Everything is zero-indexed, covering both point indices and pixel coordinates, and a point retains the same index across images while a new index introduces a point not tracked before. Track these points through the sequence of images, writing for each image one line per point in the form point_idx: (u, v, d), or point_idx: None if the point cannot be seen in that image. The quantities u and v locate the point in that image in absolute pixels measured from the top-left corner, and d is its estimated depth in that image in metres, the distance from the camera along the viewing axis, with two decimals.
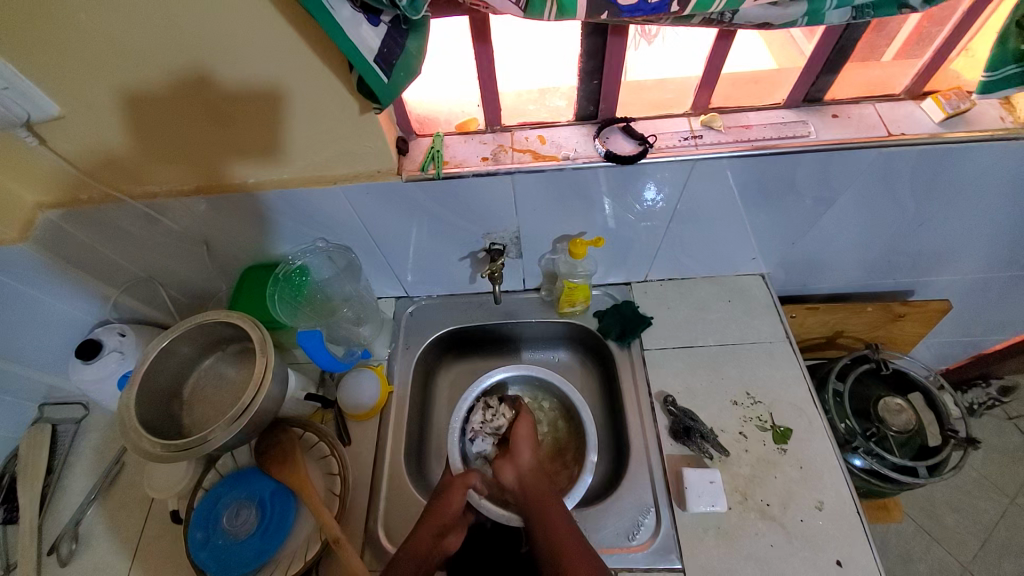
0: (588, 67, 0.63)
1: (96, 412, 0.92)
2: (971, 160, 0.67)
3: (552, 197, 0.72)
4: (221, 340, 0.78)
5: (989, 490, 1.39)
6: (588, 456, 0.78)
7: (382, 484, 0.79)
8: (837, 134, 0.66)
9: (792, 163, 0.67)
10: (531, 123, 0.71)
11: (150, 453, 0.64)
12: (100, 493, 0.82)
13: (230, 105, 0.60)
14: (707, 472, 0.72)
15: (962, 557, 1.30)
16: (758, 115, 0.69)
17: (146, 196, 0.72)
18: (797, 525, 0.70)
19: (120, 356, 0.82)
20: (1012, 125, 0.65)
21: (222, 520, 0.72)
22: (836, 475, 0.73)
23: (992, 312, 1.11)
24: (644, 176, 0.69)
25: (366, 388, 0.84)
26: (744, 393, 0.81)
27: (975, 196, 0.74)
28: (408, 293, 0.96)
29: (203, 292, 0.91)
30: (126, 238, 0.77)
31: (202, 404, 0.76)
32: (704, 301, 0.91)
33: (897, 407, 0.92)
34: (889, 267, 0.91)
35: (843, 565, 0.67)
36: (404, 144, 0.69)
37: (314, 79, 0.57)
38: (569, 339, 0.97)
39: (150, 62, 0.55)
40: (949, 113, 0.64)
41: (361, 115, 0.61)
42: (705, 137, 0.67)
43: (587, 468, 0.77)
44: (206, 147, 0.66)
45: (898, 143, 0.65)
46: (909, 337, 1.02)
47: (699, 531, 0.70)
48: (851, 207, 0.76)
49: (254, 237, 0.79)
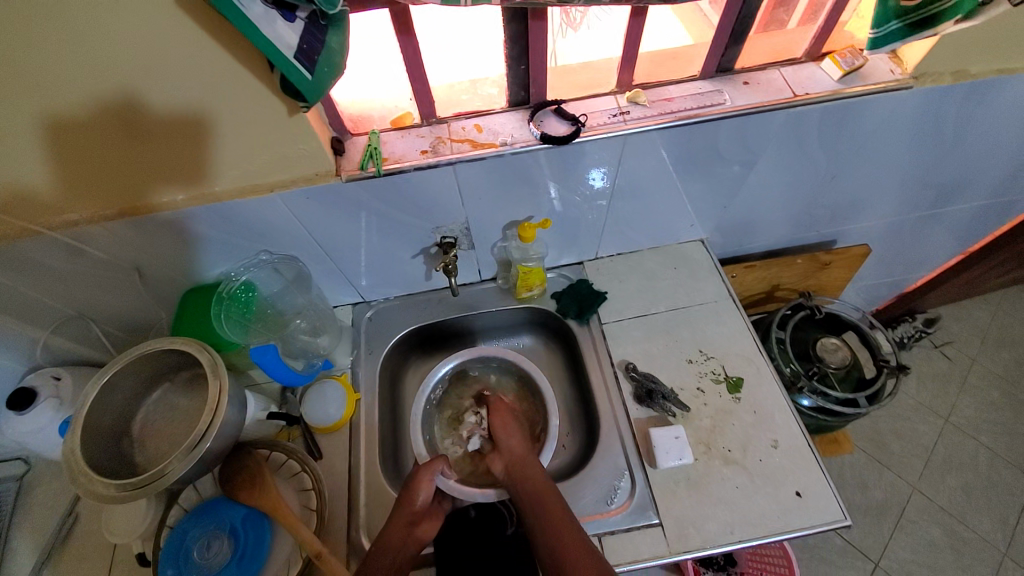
0: (514, 52, 0.65)
1: (40, 466, 0.85)
2: (867, 112, 0.74)
3: (496, 184, 0.74)
4: (168, 369, 0.74)
5: (926, 413, 1.54)
6: (552, 423, 0.82)
7: (360, 490, 0.78)
8: (750, 99, 0.71)
9: (714, 130, 0.72)
10: (466, 113, 0.72)
11: (103, 495, 0.60)
12: (55, 550, 0.77)
13: (149, 119, 0.57)
14: (672, 429, 0.76)
15: (909, 478, 1.44)
16: (678, 88, 0.73)
17: (66, 225, 0.66)
18: (757, 465, 0.75)
19: (57, 402, 0.77)
20: (902, 76, 0.72)
21: (194, 553, 0.68)
22: (787, 414, 0.79)
23: (907, 251, 1.23)
24: (580, 155, 0.72)
25: (331, 400, 0.82)
26: (698, 350, 0.86)
27: (875, 146, 0.82)
28: (364, 298, 0.95)
29: (142, 323, 0.86)
30: (46, 274, 0.71)
31: (156, 438, 0.72)
32: (652, 271, 0.96)
33: (834, 346, 1.00)
34: (813, 220, 0.99)
35: (801, 494, 0.73)
36: (340, 144, 0.69)
37: (238, 84, 0.56)
38: (530, 323, 0.99)
39: (54, 77, 0.51)
40: (846, 71, 0.71)
41: (291, 116, 0.60)
42: (632, 112, 0.71)
43: (552, 435, 0.80)
44: (128, 166, 0.62)
45: (803, 102, 0.70)
46: (837, 282, 1.12)
47: (671, 485, 0.74)
48: (772, 166, 0.82)
49: (192, 256, 0.76)
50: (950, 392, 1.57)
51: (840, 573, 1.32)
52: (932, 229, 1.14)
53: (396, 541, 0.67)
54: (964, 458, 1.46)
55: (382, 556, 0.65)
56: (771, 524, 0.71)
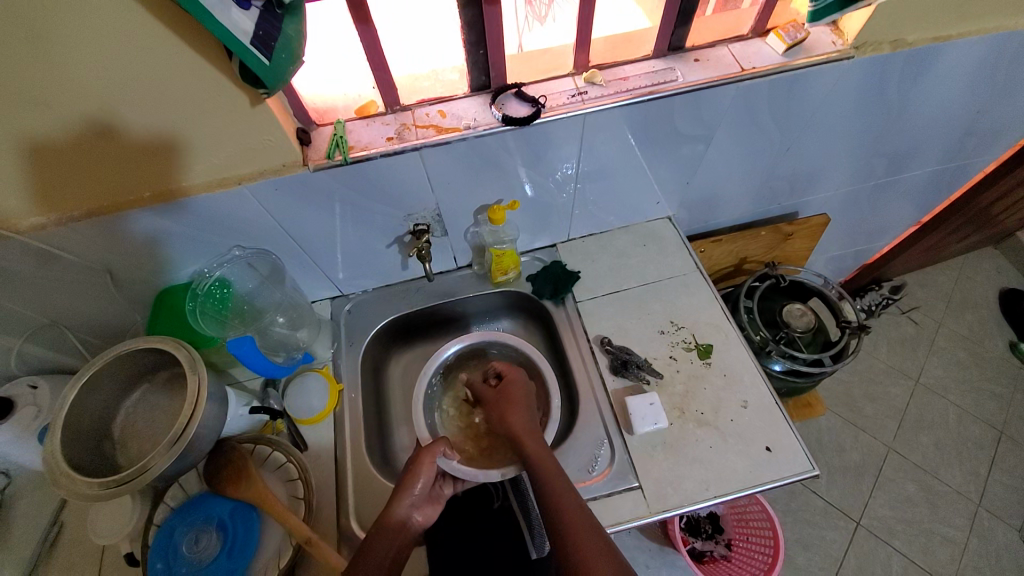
0: (472, 37, 0.66)
1: (20, 477, 0.85)
2: (814, 83, 0.78)
3: (463, 168, 0.76)
4: (147, 369, 0.74)
5: (897, 376, 1.60)
6: (553, 402, 0.81)
7: (347, 477, 0.79)
8: (701, 75, 0.74)
9: (669, 106, 0.75)
10: (429, 100, 0.74)
11: (86, 494, 0.60)
12: (40, 559, 0.77)
13: (114, 116, 0.58)
14: (647, 396, 0.79)
15: (884, 439, 1.50)
16: (633, 67, 0.76)
17: (34, 228, 0.66)
18: (729, 425, 0.79)
19: (36, 411, 0.77)
20: (843, 46, 0.76)
21: (182, 548, 0.68)
22: (755, 375, 0.83)
23: (867, 220, 1.28)
24: (543, 136, 0.74)
25: (314, 394, 0.86)
26: (670, 321, 0.89)
27: (826, 116, 0.86)
28: (342, 291, 0.96)
29: (118, 328, 0.86)
30: (14, 281, 0.71)
31: (137, 438, 0.72)
32: (623, 249, 0.99)
33: (799, 312, 1.05)
34: (773, 192, 1.03)
35: (771, 449, 0.77)
36: (306, 134, 0.70)
37: (201, 78, 0.57)
38: (508, 307, 1.02)
39: (9, 78, 0.51)
40: (789, 44, 0.74)
41: (253, 106, 0.61)
42: (590, 92, 0.73)
43: (553, 415, 0.80)
44: (96, 165, 0.62)
45: (751, 75, 0.74)
46: (801, 252, 1.17)
47: (649, 450, 0.77)
48: (729, 140, 0.85)
49: (164, 255, 0.77)
50: (918, 355, 1.64)
51: (823, 533, 1.37)
52: (889, 197, 1.19)
53: (396, 525, 0.66)
54: (934, 417, 1.53)
55: (384, 540, 0.64)
56: (745, 479, 0.74)
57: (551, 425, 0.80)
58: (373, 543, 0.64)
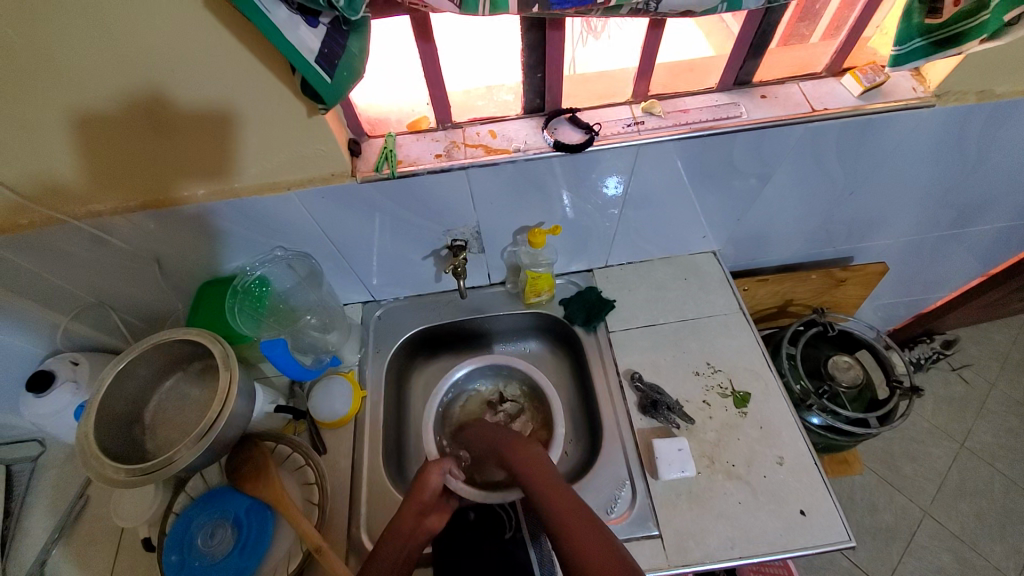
0: (532, 60, 0.65)
1: (53, 448, 0.88)
2: (888, 128, 0.73)
3: (508, 189, 0.74)
4: (181, 358, 0.75)
5: (942, 437, 1.50)
6: (558, 431, 0.81)
7: (362, 488, 0.78)
8: (767, 113, 0.70)
9: (729, 142, 0.72)
10: (481, 118, 0.73)
11: (112, 479, 0.62)
12: (65, 530, 0.79)
13: (174, 120, 0.60)
14: (675, 441, 0.76)
15: (921, 502, 1.40)
16: (694, 99, 0.73)
17: (91, 215, 0.69)
18: (761, 481, 0.74)
19: (74, 386, 0.78)
20: (924, 94, 0.71)
21: (197, 541, 0.69)
22: (794, 431, 0.78)
23: (927, 271, 1.20)
24: (593, 163, 0.72)
25: (337, 396, 0.83)
26: (705, 363, 0.86)
27: (895, 163, 0.81)
28: (374, 297, 0.96)
29: (158, 313, 0.89)
30: (66, 260, 0.73)
31: (166, 426, 0.73)
32: (662, 281, 0.95)
33: (846, 364, 0.99)
34: (828, 236, 0.97)
35: (805, 513, 0.72)
36: (357, 145, 0.70)
37: (263, 87, 0.58)
38: (537, 328, 0.99)
39: (86, 75, 0.53)
40: (866, 87, 0.70)
41: (309, 117, 0.62)
42: (647, 122, 0.71)
43: (558, 443, 0.80)
44: (155, 161, 0.64)
45: (821, 117, 0.70)
46: (852, 300, 1.10)
47: (673, 497, 0.74)
48: (788, 181, 0.81)
49: (208, 250, 0.78)
50: (967, 417, 1.52)
51: None
52: (953, 249, 1.11)
53: (408, 529, 0.67)
54: (980, 485, 1.42)
55: (393, 544, 0.65)
56: (772, 542, 0.70)
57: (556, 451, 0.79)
58: (382, 547, 0.64)
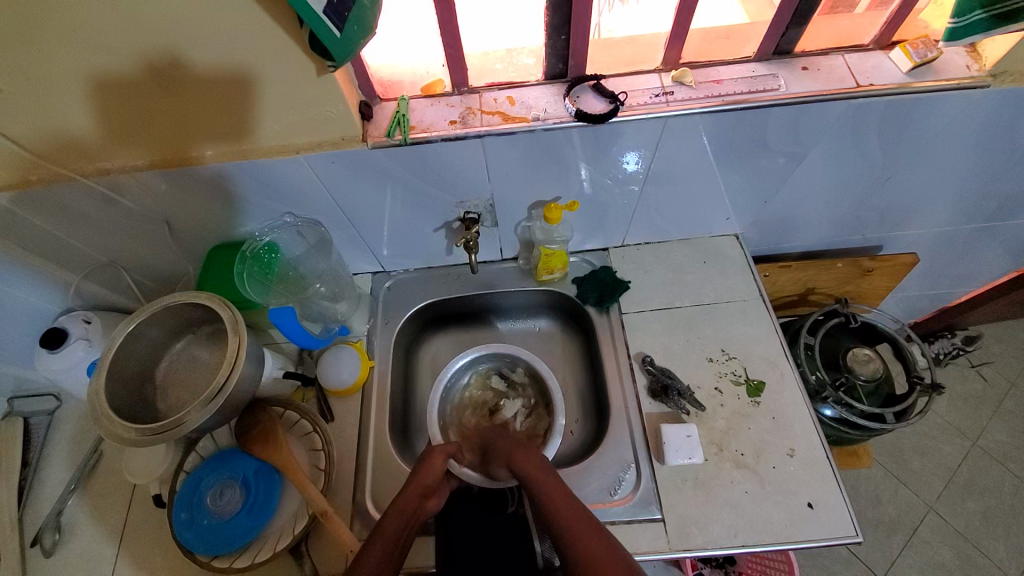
0: (556, 20, 0.61)
1: (69, 403, 0.90)
2: (935, 110, 0.68)
3: (525, 160, 0.71)
4: (191, 321, 0.75)
5: (953, 434, 1.46)
6: (557, 420, 0.80)
7: (368, 457, 0.79)
8: (807, 86, 0.65)
9: (763, 118, 0.67)
10: (500, 84, 0.69)
11: (123, 438, 0.62)
12: (80, 483, 0.81)
13: (178, 74, 0.57)
14: (684, 427, 0.75)
15: (926, 497, 1.38)
16: (729, 69, 0.68)
17: (98, 172, 0.68)
18: (769, 472, 0.73)
19: (87, 344, 0.79)
20: (978, 73, 0.65)
21: (206, 500, 0.71)
22: (807, 423, 0.76)
23: (958, 265, 1.15)
24: (616, 136, 0.68)
25: (345, 364, 0.83)
26: (720, 349, 0.83)
27: (939, 149, 0.76)
28: (384, 268, 0.95)
29: (170, 275, 0.89)
30: (77, 219, 0.73)
31: (177, 386, 0.74)
32: (680, 264, 0.92)
33: (866, 357, 0.96)
34: (859, 222, 0.93)
35: (813, 505, 0.71)
36: (368, 109, 0.67)
37: (272, 43, 0.54)
38: (549, 306, 0.98)
39: (80, 25, 0.50)
40: (916, 63, 0.64)
41: (319, 76, 0.59)
42: (677, 93, 0.66)
43: (558, 429, 0.79)
44: (161, 119, 0.62)
45: (866, 94, 0.65)
46: (877, 290, 1.06)
47: (678, 483, 0.73)
48: (823, 162, 0.76)
49: (217, 214, 0.77)
50: (981, 415, 1.49)
51: None
52: (987, 243, 1.06)
53: (413, 504, 0.66)
54: (989, 484, 1.39)
55: (397, 514, 0.63)
56: (777, 532, 0.69)
57: (555, 441, 0.78)
58: (385, 520, 0.63)
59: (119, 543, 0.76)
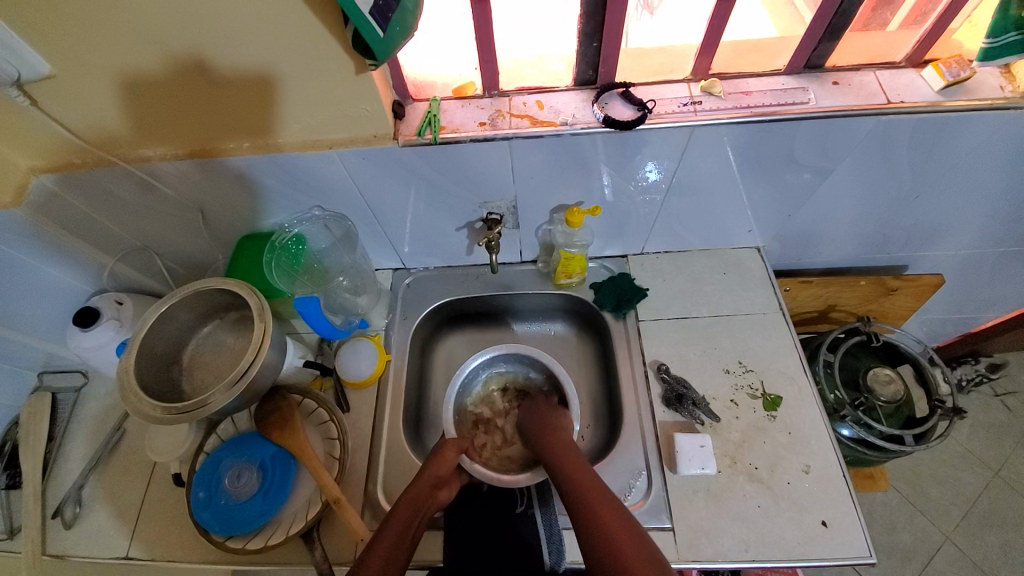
0: (589, 29, 0.62)
1: (96, 381, 0.93)
2: (968, 129, 0.67)
3: (550, 164, 0.72)
4: (219, 307, 0.77)
5: (974, 463, 1.42)
6: (572, 427, 0.79)
7: (381, 450, 0.80)
8: (837, 101, 0.65)
9: (791, 130, 0.67)
10: (530, 88, 0.71)
11: (150, 415, 0.64)
12: (103, 459, 0.84)
13: (222, 69, 0.59)
14: (698, 437, 0.74)
15: (944, 527, 1.34)
16: (758, 81, 0.69)
17: (139, 159, 0.71)
18: (783, 487, 0.72)
19: (117, 324, 0.81)
20: (1012, 93, 0.65)
21: (224, 481, 0.72)
22: (824, 441, 0.75)
23: (985, 289, 1.13)
24: (642, 143, 0.69)
25: (364, 357, 0.84)
26: (737, 362, 0.83)
27: (970, 169, 0.75)
28: (405, 265, 0.97)
29: (199, 261, 0.92)
30: (117, 203, 0.76)
31: (202, 369, 0.76)
32: (699, 274, 0.92)
33: (887, 378, 0.95)
34: (885, 241, 0.92)
35: (827, 524, 0.69)
36: (401, 108, 0.69)
37: (314, 41, 0.56)
38: (566, 311, 0.98)
39: (135, 18, 0.53)
40: (949, 82, 0.64)
41: (357, 75, 0.61)
42: (705, 103, 0.67)
43: (573, 434, 0.78)
44: (203, 111, 0.65)
45: (897, 111, 0.64)
46: (901, 310, 1.04)
47: (689, 493, 0.73)
48: (851, 177, 0.76)
49: (248, 205, 0.79)
50: (1005, 446, 1.44)
51: None
52: (1016, 268, 1.03)
53: (421, 496, 0.67)
54: (1010, 516, 1.34)
55: (406, 507, 0.65)
56: (789, 549, 0.68)
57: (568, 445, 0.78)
58: (395, 512, 0.65)
59: (137, 519, 0.78)
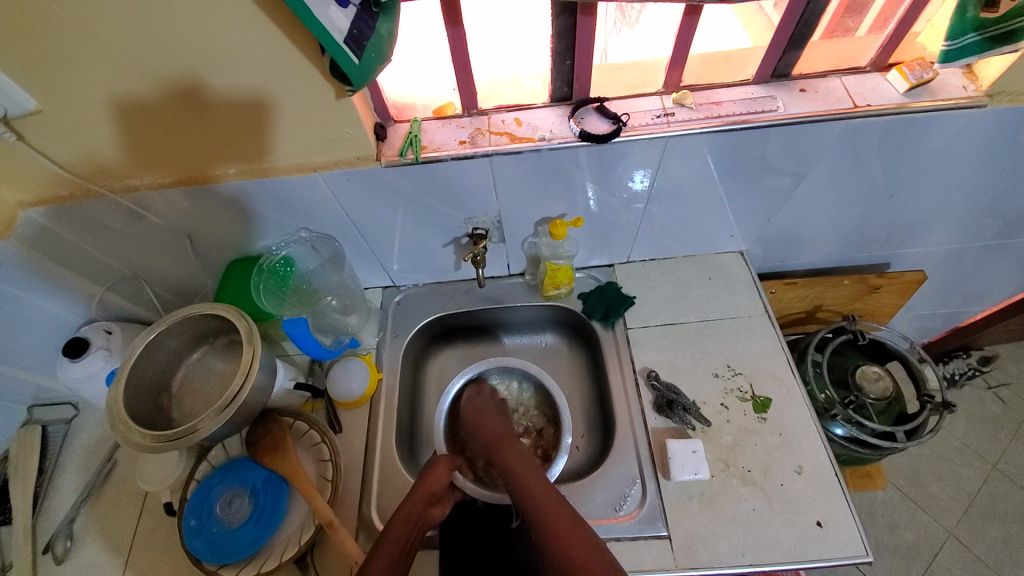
0: (561, 47, 0.65)
1: (86, 412, 0.93)
2: (933, 130, 0.69)
3: (531, 179, 0.74)
4: (208, 332, 0.77)
5: (972, 457, 1.43)
6: (565, 440, 0.81)
7: (374, 470, 0.79)
8: (805, 107, 0.67)
9: (763, 137, 0.69)
10: (508, 106, 0.72)
11: (138, 444, 0.64)
12: (94, 490, 0.83)
13: (206, 100, 0.61)
14: (690, 442, 0.75)
15: (946, 523, 1.34)
16: (728, 91, 0.71)
17: (125, 189, 0.72)
18: (777, 489, 0.72)
19: (106, 353, 0.81)
20: (975, 92, 0.67)
21: (216, 508, 0.72)
22: (815, 440, 0.76)
23: (968, 283, 1.14)
24: (619, 155, 0.71)
25: (354, 376, 0.84)
26: (726, 365, 0.84)
27: (940, 167, 0.77)
28: (394, 283, 0.98)
29: (188, 287, 0.92)
30: (105, 233, 0.77)
31: (192, 395, 0.76)
32: (685, 280, 0.93)
33: (876, 375, 0.96)
34: (865, 240, 0.93)
35: (822, 524, 0.70)
36: (382, 129, 0.70)
37: (293, 68, 0.58)
38: (555, 322, 0.99)
39: (118, 52, 0.54)
40: (913, 83, 0.66)
41: (337, 100, 0.62)
42: (678, 114, 0.69)
43: (564, 449, 0.80)
44: (187, 141, 0.66)
45: (863, 114, 0.66)
46: (886, 307, 1.06)
47: (684, 499, 0.73)
48: (825, 180, 0.78)
49: (236, 229, 0.80)
50: (1001, 438, 1.45)
51: None
52: (996, 262, 1.05)
53: (415, 514, 0.67)
54: (1011, 509, 1.34)
55: (401, 525, 0.65)
56: (786, 551, 0.68)
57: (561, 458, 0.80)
58: (390, 529, 0.65)
59: (129, 551, 0.77)
